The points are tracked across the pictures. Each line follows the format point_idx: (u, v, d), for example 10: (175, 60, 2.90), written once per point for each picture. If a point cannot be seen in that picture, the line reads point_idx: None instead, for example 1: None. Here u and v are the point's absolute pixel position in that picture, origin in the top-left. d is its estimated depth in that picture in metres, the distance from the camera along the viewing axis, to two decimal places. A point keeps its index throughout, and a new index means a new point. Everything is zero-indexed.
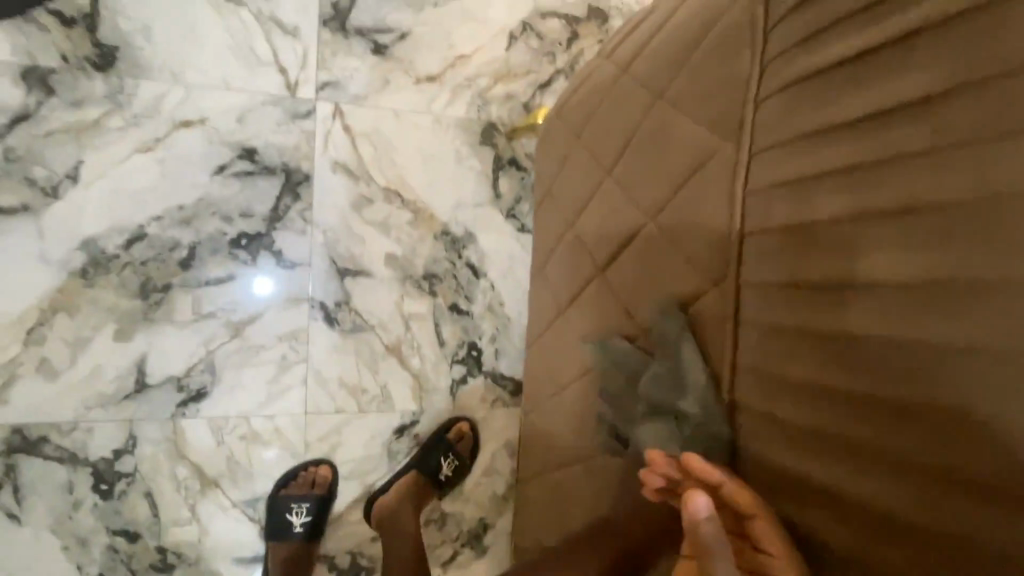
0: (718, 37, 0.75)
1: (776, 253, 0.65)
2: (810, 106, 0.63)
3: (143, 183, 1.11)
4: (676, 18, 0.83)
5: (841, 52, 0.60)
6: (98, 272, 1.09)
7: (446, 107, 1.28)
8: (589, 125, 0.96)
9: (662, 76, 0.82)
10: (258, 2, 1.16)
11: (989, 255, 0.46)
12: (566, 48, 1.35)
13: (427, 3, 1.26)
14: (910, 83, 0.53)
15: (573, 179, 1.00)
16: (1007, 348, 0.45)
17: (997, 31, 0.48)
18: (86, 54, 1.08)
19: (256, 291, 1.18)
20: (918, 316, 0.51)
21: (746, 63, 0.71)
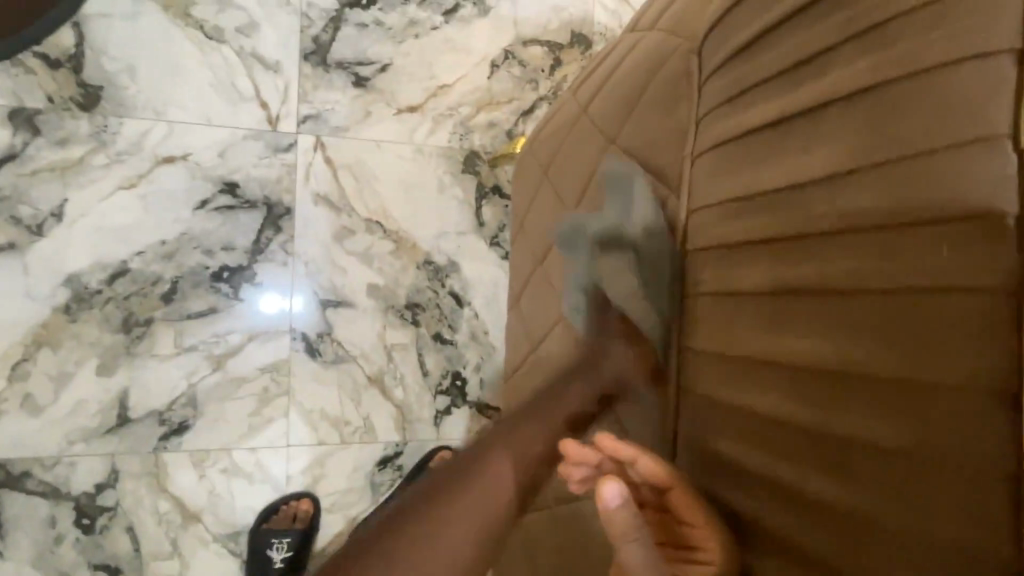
0: (662, 84, 0.76)
1: (715, 321, 0.65)
2: (747, 153, 0.61)
3: (126, 219, 1.13)
4: (628, 63, 0.85)
5: (773, 99, 0.58)
6: (81, 307, 1.11)
7: (428, 137, 1.28)
8: (555, 161, 0.97)
9: (615, 121, 0.83)
10: (240, 40, 1.18)
11: (900, 356, 0.46)
12: (548, 75, 1.35)
13: (408, 34, 1.27)
14: (827, 157, 0.52)
15: (540, 218, 1.00)
16: (918, 459, 0.44)
17: (909, 113, 0.46)
18: (72, 94, 1.11)
19: (261, 308, 1.20)
20: (839, 409, 0.50)
21: (686, 111, 0.72)
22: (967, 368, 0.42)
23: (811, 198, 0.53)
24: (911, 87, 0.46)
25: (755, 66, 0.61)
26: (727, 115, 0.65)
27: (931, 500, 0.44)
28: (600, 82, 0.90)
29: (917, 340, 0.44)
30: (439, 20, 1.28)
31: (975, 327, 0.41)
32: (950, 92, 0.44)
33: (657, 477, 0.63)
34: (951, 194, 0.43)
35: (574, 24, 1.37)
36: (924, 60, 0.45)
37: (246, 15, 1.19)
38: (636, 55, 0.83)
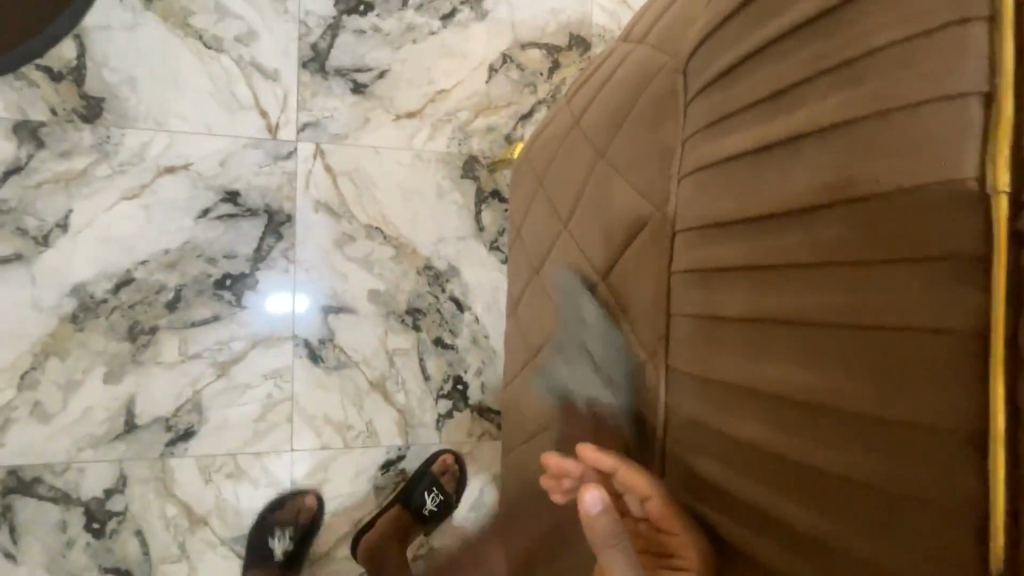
0: (650, 98, 0.75)
1: (694, 344, 0.65)
2: (727, 176, 0.61)
3: (130, 229, 1.14)
4: (620, 74, 0.84)
5: (755, 122, 0.58)
6: (87, 316, 1.13)
7: (427, 142, 1.28)
8: (549, 173, 0.97)
9: (606, 134, 0.83)
10: (239, 49, 1.19)
11: (874, 390, 0.46)
12: (547, 78, 1.35)
13: (405, 40, 1.27)
14: (803, 187, 0.52)
15: (537, 227, 1.01)
16: (891, 491, 0.45)
17: (882, 147, 0.46)
18: (74, 106, 1.12)
19: (269, 307, 1.21)
20: (815, 439, 0.50)
21: (671, 129, 0.71)
22: (942, 410, 0.42)
23: (790, 226, 0.53)
24: (885, 122, 0.46)
25: (739, 88, 0.60)
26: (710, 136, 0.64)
27: (902, 532, 0.45)
28: (593, 94, 0.89)
29: (891, 375, 0.45)
30: (437, 25, 1.28)
31: (946, 371, 0.42)
32: (923, 128, 0.44)
33: (636, 485, 0.66)
34: (923, 233, 0.43)
35: (572, 26, 1.36)
36: (904, 96, 0.45)
37: (245, 24, 1.20)
38: (626, 68, 0.83)
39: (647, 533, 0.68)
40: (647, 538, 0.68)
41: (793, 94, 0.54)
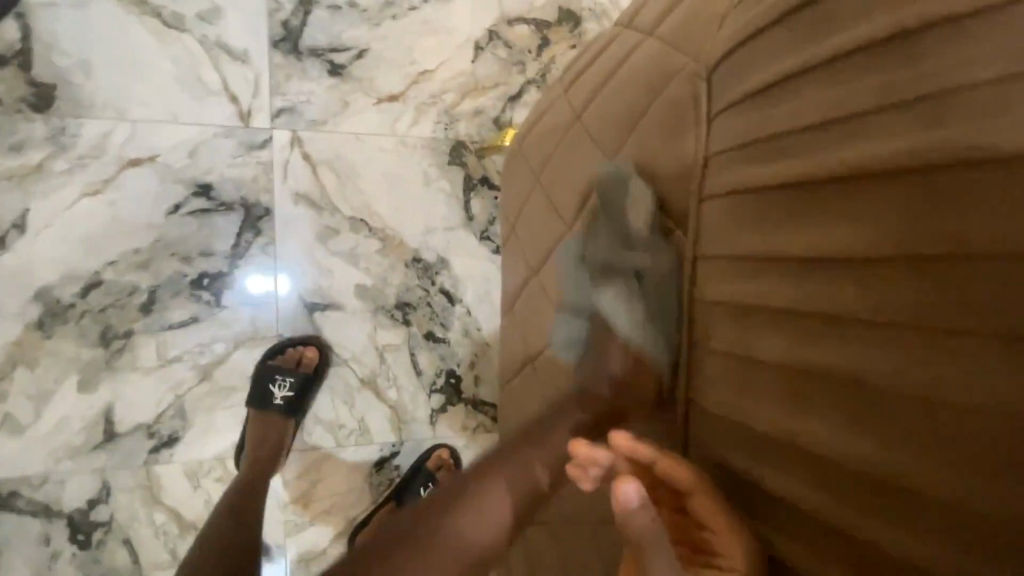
0: (668, 101, 0.74)
1: (726, 383, 0.61)
2: (760, 196, 0.57)
3: (95, 228, 1.07)
4: (624, 71, 0.82)
5: (793, 139, 0.54)
6: (55, 322, 1.06)
7: (411, 128, 1.21)
8: (547, 169, 0.93)
9: (618, 135, 0.81)
10: (202, 27, 1.10)
11: (923, 469, 0.42)
12: (536, 57, 1.28)
13: (384, 16, 1.18)
14: (859, 232, 0.47)
15: (534, 226, 0.97)
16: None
17: (959, 200, 0.41)
18: (22, 95, 1.02)
19: (250, 287, 1.15)
20: (855, 509, 0.47)
21: (693, 134, 0.69)
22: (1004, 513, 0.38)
23: (827, 254, 0.50)
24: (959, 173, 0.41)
25: (782, 108, 0.56)
26: (740, 150, 0.61)
27: None
28: (600, 88, 0.85)
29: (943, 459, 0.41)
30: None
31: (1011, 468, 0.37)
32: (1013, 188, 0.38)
33: (677, 476, 0.59)
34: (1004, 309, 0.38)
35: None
36: (983, 145, 0.39)
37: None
38: (642, 65, 0.79)
39: (684, 529, 0.61)
40: (683, 532, 0.61)
41: (834, 108, 0.50)
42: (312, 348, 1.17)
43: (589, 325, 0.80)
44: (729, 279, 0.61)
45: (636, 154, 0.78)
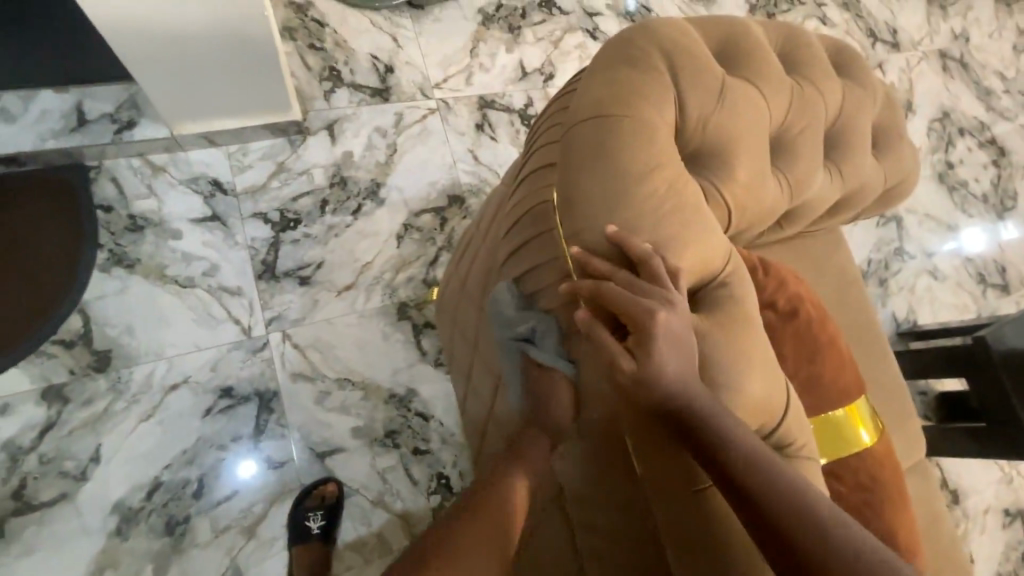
0: (485, 247, 1.07)
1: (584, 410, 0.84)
2: (661, 296, 0.70)
3: (151, 445, 1.42)
4: (481, 223, 1.19)
5: (644, 244, 0.70)
6: (130, 525, 1.37)
7: (365, 303, 1.69)
8: (453, 305, 1.31)
9: (472, 271, 1.16)
10: (206, 280, 1.56)
11: (714, 340, 0.76)
12: (440, 231, 1.82)
13: (330, 236, 1.70)
14: (558, 269, 0.77)
15: (457, 341, 1.32)
16: (763, 394, 0.77)
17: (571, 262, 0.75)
18: (87, 362, 1.42)
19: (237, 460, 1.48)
20: (731, 384, 0.76)
21: (492, 263, 1.02)
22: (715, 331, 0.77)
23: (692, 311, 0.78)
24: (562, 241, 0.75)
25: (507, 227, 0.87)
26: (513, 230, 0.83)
27: (763, 394, 0.77)
28: (478, 237, 1.18)
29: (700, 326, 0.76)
30: (351, 218, 1.74)
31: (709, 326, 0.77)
32: (553, 240, 0.76)
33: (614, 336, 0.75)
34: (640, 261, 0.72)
35: (448, 190, 1.87)
36: (554, 239, 0.76)
37: (208, 261, 1.58)
38: (490, 216, 1.11)
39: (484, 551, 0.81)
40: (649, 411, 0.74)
41: (670, 214, 0.73)
42: (332, 483, 1.50)
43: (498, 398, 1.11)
44: (647, 392, 0.71)
45: (485, 275, 1.06)
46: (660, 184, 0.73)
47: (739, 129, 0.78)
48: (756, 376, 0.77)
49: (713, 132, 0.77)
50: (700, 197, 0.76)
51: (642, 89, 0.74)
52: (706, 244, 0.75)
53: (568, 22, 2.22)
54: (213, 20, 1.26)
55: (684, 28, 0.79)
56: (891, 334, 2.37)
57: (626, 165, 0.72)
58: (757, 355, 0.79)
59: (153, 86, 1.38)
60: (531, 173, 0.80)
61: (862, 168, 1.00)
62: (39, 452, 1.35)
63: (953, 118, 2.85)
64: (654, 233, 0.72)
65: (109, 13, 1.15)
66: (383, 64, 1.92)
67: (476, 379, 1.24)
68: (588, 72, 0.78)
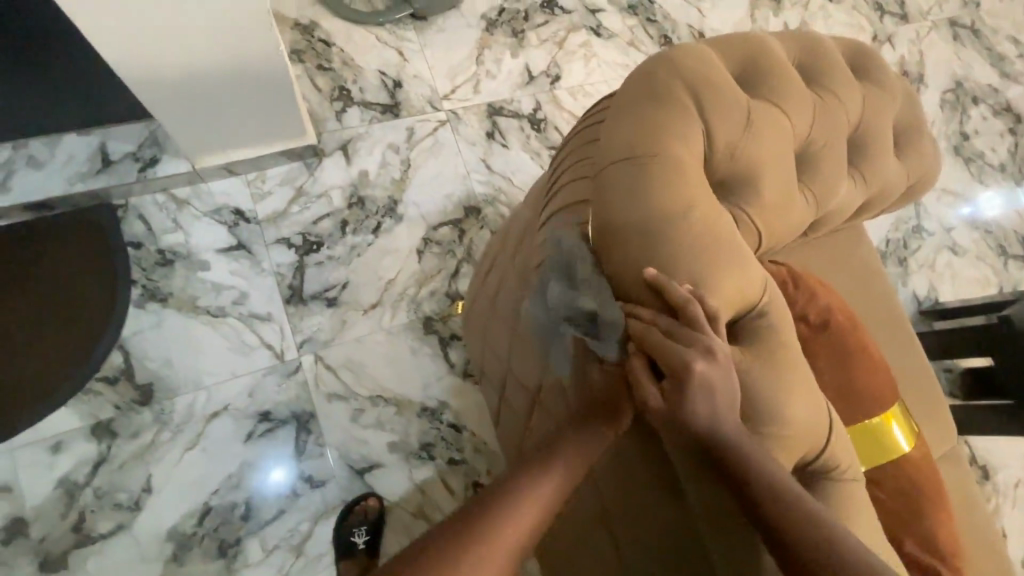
0: (513, 271, 1.10)
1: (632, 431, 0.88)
2: (706, 344, 0.72)
3: (198, 472, 1.47)
4: (505, 244, 1.21)
5: (682, 286, 0.72)
6: (185, 551, 1.42)
7: (391, 320, 1.71)
8: (482, 323, 1.34)
9: (500, 293, 1.18)
10: (236, 309, 1.60)
11: (750, 369, 0.78)
12: (459, 243, 1.84)
13: (353, 256, 1.73)
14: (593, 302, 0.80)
15: (488, 358, 1.35)
16: (800, 417, 0.79)
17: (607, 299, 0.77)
18: (130, 396, 1.47)
19: (274, 469, 1.52)
20: (767, 413, 0.77)
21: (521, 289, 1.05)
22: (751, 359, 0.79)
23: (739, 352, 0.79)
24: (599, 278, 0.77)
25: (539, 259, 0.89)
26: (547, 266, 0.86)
27: (800, 416, 0.79)
28: (503, 258, 1.21)
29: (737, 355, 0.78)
30: (371, 236, 1.76)
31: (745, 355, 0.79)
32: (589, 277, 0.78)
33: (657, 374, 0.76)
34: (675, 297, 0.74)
35: (463, 201, 1.89)
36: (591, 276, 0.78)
37: (236, 289, 1.61)
38: (515, 238, 1.13)
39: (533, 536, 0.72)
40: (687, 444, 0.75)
41: (708, 255, 0.75)
42: (373, 498, 1.54)
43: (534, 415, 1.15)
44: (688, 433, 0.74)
45: (514, 301, 1.09)
46: (691, 217, 0.74)
47: (765, 152, 0.79)
48: (796, 406, 0.79)
49: (739, 158, 0.78)
50: (731, 226, 0.77)
51: (669, 124, 0.75)
52: (740, 272, 0.77)
53: (571, 21, 2.21)
54: (224, 51, 1.26)
55: (704, 55, 0.80)
56: (912, 315, 2.37)
57: (657, 203, 0.73)
58: (793, 378, 0.80)
59: (169, 120, 1.38)
60: (560, 210, 0.82)
61: (886, 170, 1.01)
62: (93, 486, 1.40)
63: (967, 88, 2.80)
64: (689, 269, 0.74)
65: (121, 51, 1.15)
66: (391, 80, 1.93)
67: (510, 395, 1.27)
68: (614, 108, 0.79)
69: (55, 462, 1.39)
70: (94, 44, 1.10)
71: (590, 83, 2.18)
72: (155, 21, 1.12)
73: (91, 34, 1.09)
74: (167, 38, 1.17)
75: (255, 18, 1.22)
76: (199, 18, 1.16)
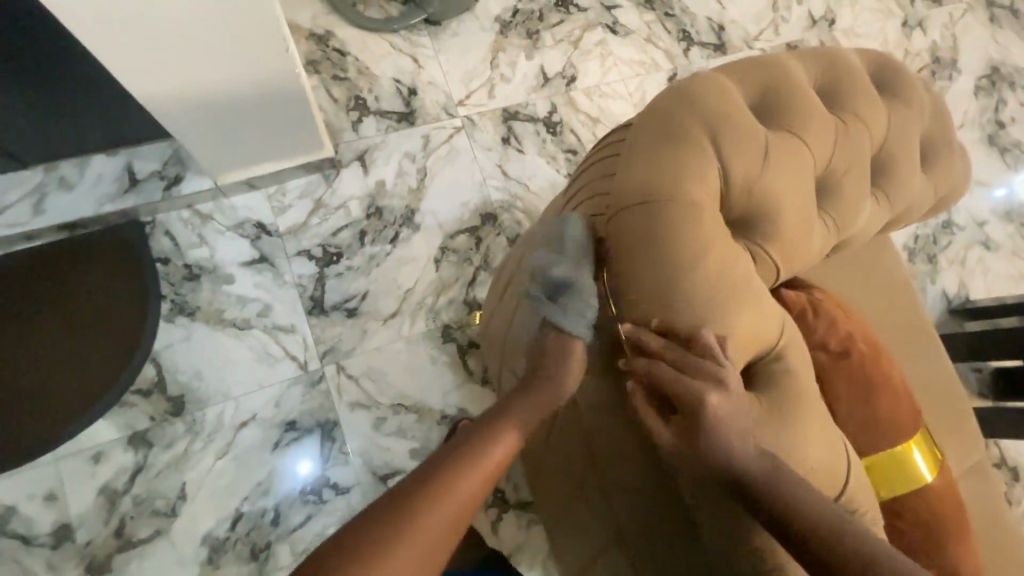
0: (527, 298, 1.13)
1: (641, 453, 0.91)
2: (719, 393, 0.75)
3: (229, 479, 1.53)
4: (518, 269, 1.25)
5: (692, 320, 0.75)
6: (219, 554, 1.49)
7: (410, 329, 1.74)
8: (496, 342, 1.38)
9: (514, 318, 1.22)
10: (261, 321, 1.64)
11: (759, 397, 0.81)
12: (476, 250, 1.85)
13: (372, 266, 1.76)
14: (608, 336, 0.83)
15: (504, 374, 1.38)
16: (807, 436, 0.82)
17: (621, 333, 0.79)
18: (164, 408, 1.53)
19: (300, 474, 1.58)
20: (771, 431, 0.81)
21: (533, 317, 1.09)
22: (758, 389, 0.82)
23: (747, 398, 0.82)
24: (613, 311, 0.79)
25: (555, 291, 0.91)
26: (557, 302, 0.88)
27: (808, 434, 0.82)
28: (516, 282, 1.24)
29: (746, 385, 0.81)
30: (389, 246, 1.78)
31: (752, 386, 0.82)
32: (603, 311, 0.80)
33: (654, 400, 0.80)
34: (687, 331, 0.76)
35: (479, 208, 1.89)
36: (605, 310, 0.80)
37: (260, 302, 1.66)
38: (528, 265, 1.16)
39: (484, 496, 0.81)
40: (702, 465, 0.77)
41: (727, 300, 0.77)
42: None
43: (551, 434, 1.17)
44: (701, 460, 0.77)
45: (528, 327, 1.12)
46: (705, 255, 0.76)
47: (782, 187, 0.80)
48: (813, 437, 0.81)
49: (756, 194, 0.79)
50: (746, 262, 0.78)
51: (685, 162, 0.76)
52: (751, 307, 0.79)
53: (586, 19, 2.17)
54: (227, 58, 1.21)
55: (722, 88, 0.80)
56: (941, 313, 2.31)
57: (671, 240, 0.75)
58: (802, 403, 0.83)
59: (185, 135, 1.38)
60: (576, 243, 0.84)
61: (913, 189, 0.98)
62: (132, 494, 1.47)
63: (1003, 74, 2.67)
64: (701, 304, 0.76)
65: (134, 71, 1.14)
66: (406, 87, 1.93)
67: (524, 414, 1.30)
68: (630, 143, 0.79)
69: (97, 471, 1.47)
70: (112, 68, 1.10)
71: (606, 83, 2.14)
72: (150, 35, 1.07)
73: (98, 56, 1.07)
74: (166, 52, 1.13)
75: (253, 22, 1.15)
76: (194, 28, 1.10)
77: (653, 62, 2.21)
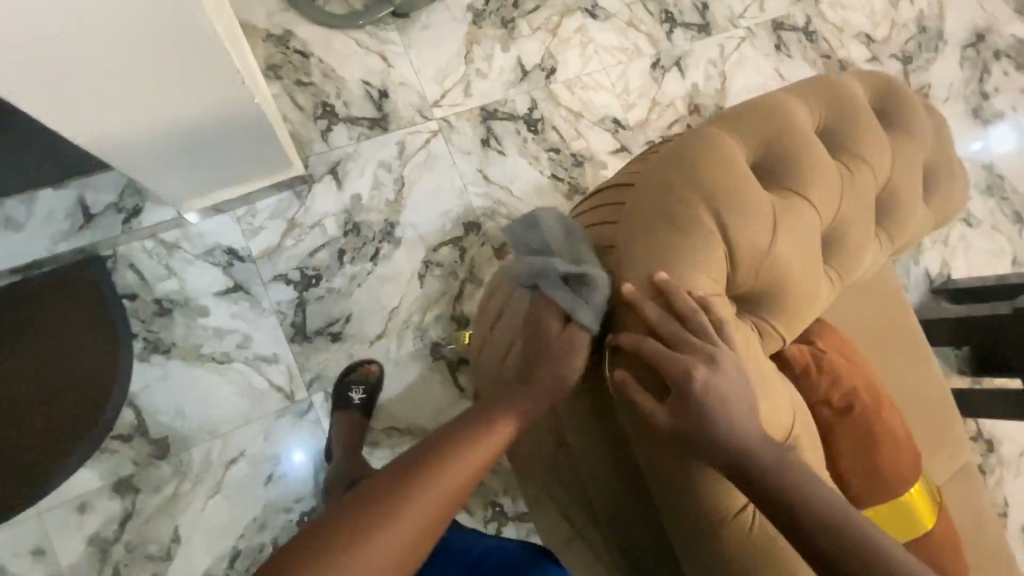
0: None
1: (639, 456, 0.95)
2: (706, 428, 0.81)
3: (223, 517, 1.50)
4: None
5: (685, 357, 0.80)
6: None
7: (398, 349, 1.70)
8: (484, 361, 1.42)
9: None
10: (241, 353, 1.58)
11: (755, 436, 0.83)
12: (461, 262, 1.79)
13: (353, 286, 1.69)
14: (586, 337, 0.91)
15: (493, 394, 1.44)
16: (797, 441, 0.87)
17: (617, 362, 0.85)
18: (147, 451, 1.48)
19: (296, 506, 1.55)
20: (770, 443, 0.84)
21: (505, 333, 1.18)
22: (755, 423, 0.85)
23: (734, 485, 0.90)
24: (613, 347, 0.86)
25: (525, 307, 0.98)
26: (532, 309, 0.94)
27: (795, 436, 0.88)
28: None
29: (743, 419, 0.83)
30: (371, 265, 1.71)
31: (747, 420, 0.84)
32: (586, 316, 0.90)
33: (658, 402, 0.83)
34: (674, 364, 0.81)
35: (462, 217, 1.82)
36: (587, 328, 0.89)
37: (240, 333, 1.59)
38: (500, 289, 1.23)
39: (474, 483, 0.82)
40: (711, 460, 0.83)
41: (725, 394, 0.80)
42: None
43: (550, 471, 1.17)
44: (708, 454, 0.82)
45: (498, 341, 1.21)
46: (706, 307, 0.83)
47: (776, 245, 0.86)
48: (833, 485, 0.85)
49: (752, 250, 0.86)
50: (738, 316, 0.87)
51: (683, 224, 0.85)
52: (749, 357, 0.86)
53: (564, 4, 2.04)
54: (164, 91, 1.08)
55: (715, 156, 0.87)
56: (923, 293, 2.34)
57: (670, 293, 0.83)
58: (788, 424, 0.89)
59: (136, 171, 1.27)
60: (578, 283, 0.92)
61: (919, 225, 1.00)
62: (124, 541, 1.44)
63: (988, 41, 2.62)
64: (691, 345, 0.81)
65: (64, 117, 1.03)
66: (376, 90, 1.81)
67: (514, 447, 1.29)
68: (629, 218, 0.87)
69: (84, 520, 1.43)
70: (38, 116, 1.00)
71: (588, 74, 2.04)
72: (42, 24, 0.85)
73: (23, 105, 0.97)
74: (65, 66, 0.93)
75: (181, 18, 0.95)
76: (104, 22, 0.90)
77: (635, 48, 2.10)
